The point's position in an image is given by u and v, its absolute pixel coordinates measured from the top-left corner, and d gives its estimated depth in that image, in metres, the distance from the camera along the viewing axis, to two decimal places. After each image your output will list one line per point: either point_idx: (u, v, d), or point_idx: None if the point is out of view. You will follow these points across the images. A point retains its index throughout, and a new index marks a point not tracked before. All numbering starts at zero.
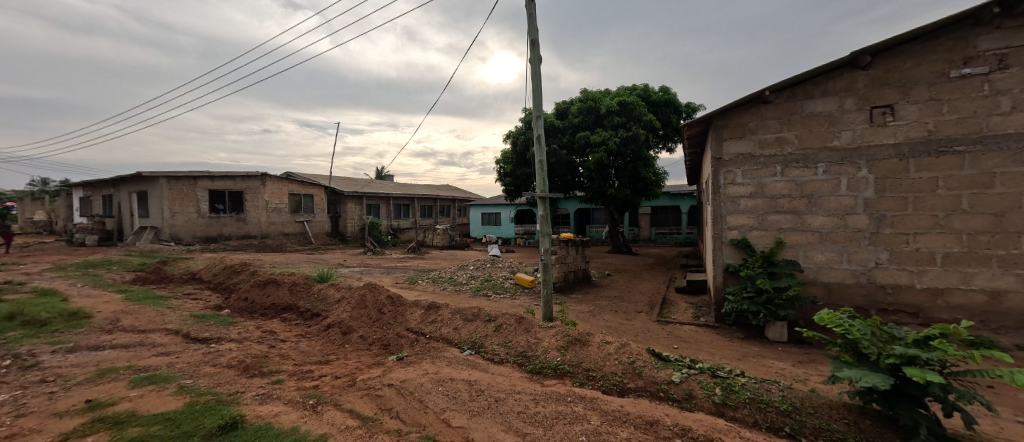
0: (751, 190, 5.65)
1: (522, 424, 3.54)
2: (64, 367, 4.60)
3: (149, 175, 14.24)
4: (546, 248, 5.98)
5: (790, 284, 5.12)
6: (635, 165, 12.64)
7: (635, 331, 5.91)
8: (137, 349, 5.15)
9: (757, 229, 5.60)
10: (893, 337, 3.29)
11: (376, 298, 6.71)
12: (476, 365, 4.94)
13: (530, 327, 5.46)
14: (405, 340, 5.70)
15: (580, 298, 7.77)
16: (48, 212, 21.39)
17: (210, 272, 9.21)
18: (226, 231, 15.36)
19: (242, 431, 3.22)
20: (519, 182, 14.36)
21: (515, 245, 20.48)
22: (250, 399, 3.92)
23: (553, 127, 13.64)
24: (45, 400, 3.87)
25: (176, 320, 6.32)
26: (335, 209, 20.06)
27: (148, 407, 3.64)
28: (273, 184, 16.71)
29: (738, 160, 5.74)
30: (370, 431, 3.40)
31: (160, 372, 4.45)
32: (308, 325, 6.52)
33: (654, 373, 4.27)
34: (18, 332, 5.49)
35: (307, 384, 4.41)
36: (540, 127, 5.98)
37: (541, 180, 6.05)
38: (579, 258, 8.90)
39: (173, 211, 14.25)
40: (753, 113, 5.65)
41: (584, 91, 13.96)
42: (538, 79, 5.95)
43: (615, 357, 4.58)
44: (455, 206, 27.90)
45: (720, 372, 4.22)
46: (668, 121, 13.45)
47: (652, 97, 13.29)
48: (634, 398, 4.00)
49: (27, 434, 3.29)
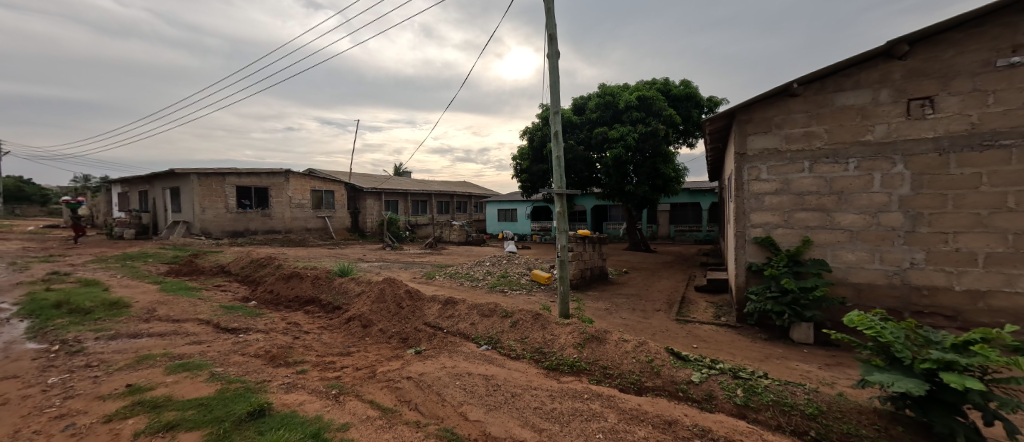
0: (776, 186, 5.47)
1: (539, 420, 3.56)
2: (107, 353, 4.90)
3: (181, 172, 14.87)
4: (563, 245, 5.94)
5: (816, 284, 4.94)
6: (654, 161, 12.41)
7: (654, 330, 5.83)
8: (171, 338, 5.43)
9: (783, 227, 5.42)
10: (929, 341, 3.14)
11: (395, 292, 6.85)
12: (493, 360, 4.98)
13: (547, 324, 5.47)
14: (423, 334, 5.81)
15: (597, 296, 7.71)
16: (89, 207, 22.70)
17: (238, 265, 9.59)
18: (252, 226, 15.94)
19: (268, 418, 3.36)
20: (536, 178, 14.31)
21: (532, 241, 20.46)
22: (276, 387, 4.09)
23: (570, 123, 13.51)
24: (90, 384, 4.13)
25: (208, 310, 6.63)
26: (356, 205, 20.52)
27: (182, 393, 3.85)
28: (296, 181, 17.22)
29: (763, 156, 5.56)
30: (389, 422, 3.49)
31: (193, 360, 4.69)
32: (330, 318, 6.71)
33: (673, 372, 4.21)
34: (65, 320, 5.88)
35: (329, 374, 4.56)
36: (557, 123, 5.95)
37: (558, 176, 6.02)
38: (596, 256, 8.83)
39: (202, 206, 14.78)
40: (779, 107, 5.46)
41: (602, 86, 13.75)
42: (555, 75, 5.91)
43: (633, 355, 4.53)
44: (473, 203, 28.08)
45: (742, 373, 4.13)
46: (688, 116, 13.13)
47: (672, 91, 13.02)
48: (652, 397, 3.96)
49: (74, 415, 3.54)
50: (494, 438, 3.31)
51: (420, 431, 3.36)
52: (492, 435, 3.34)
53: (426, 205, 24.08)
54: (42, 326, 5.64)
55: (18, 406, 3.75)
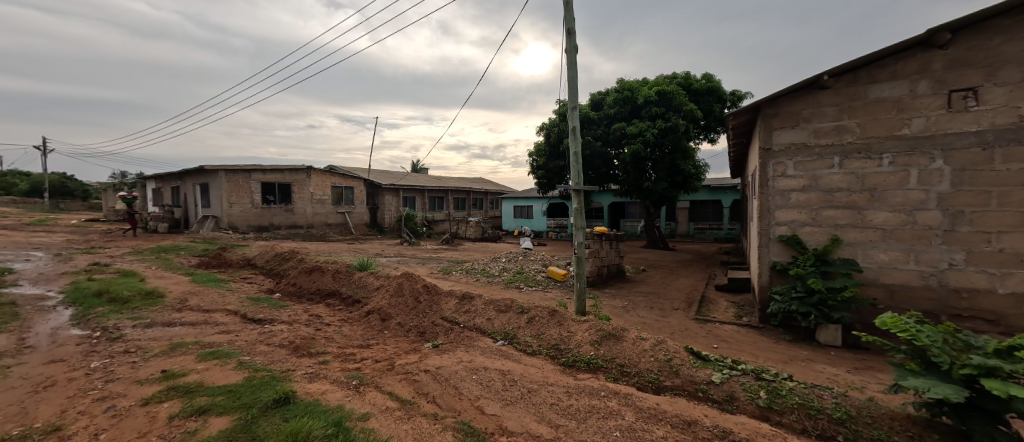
0: (803, 183, 5.27)
1: (555, 416, 3.57)
2: (144, 340, 5.18)
3: (210, 169, 15.48)
4: (579, 241, 5.90)
5: (846, 284, 4.74)
6: (674, 157, 12.13)
7: (673, 329, 5.73)
8: (202, 327, 5.68)
9: (810, 225, 5.22)
10: (969, 345, 2.98)
11: (412, 287, 6.96)
12: (509, 356, 5.01)
13: (563, 321, 5.46)
14: (440, 328, 5.89)
15: (613, 293, 7.63)
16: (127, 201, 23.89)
17: (263, 258, 9.93)
18: (276, 220, 16.49)
19: (293, 405, 3.49)
20: (553, 175, 14.22)
21: (549, 238, 20.39)
22: (300, 376, 4.24)
23: (588, 119, 13.34)
24: (128, 369, 4.38)
25: (236, 301, 6.91)
26: (374, 201, 20.90)
27: (213, 379, 4.04)
28: (317, 177, 17.65)
29: (790, 151, 5.36)
30: (408, 413, 3.57)
31: (223, 349, 4.90)
32: (350, 311, 6.88)
33: (692, 372, 4.15)
34: (106, 308, 6.24)
35: (350, 366, 4.69)
36: (574, 119, 5.88)
37: (575, 172, 5.97)
38: (613, 253, 8.73)
39: (230, 202, 15.45)
40: (808, 100, 5.25)
41: (620, 81, 13.52)
42: (573, 69, 5.85)
43: (651, 354, 4.48)
44: (489, 199, 28.16)
45: (765, 374, 4.02)
46: (710, 110, 12.80)
47: (693, 85, 12.67)
48: (670, 397, 3.91)
49: (115, 397, 3.77)
50: (510, 433, 3.33)
51: (438, 424, 3.42)
52: (509, 429, 3.38)
53: (442, 202, 24.30)
54: (85, 314, 6.01)
55: (65, 387, 4.01)
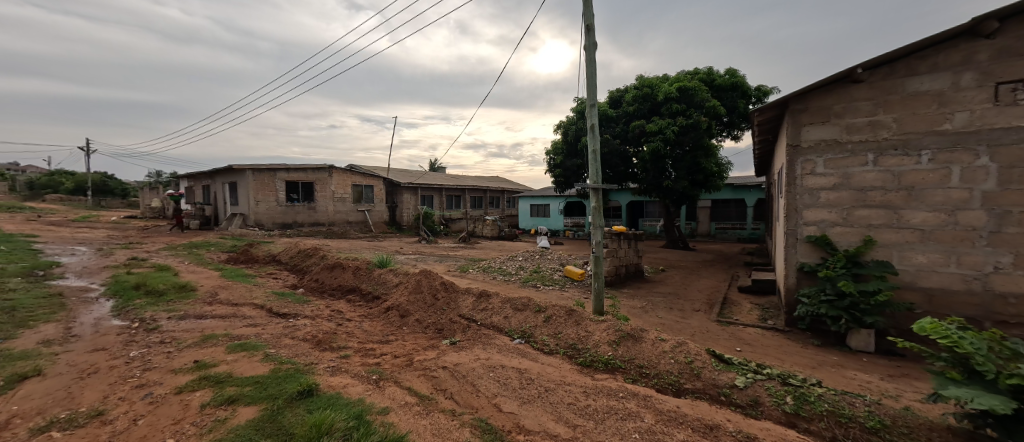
0: (834, 181, 5.05)
1: (573, 416, 3.55)
2: (178, 332, 5.44)
3: (238, 168, 16.09)
4: (597, 240, 5.84)
5: (880, 288, 4.52)
6: (695, 154, 11.85)
7: (694, 331, 5.61)
8: (232, 321, 5.91)
9: (841, 225, 5.00)
10: (1018, 354, 2.79)
11: (430, 284, 7.06)
12: (526, 354, 5.01)
13: (580, 320, 5.42)
14: (457, 326, 5.95)
15: (631, 294, 7.52)
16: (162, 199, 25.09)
17: (287, 255, 10.25)
18: (300, 218, 17.00)
19: (316, 398, 3.59)
20: (570, 173, 14.10)
21: (566, 237, 20.26)
22: (323, 370, 4.36)
23: (606, 117, 13.14)
24: (164, 358, 4.61)
25: (262, 296, 7.18)
26: (394, 199, 21.25)
27: (242, 371, 4.20)
28: (339, 175, 18.10)
29: (819, 148, 5.14)
30: (426, 408, 3.62)
31: (250, 341, 5.09)
32: (370, 307, 7.03)
33: (714, 375, 4.05)
34: (144, 300, 6.59)
35: (370, 360, 4.80)
36: (592, 116, 5.81)
37: (593, 171, 5.89)
38: (632, 253, 8.60)
39: (257, 200, 15.98)
40: (840, 95, 5.03)
41: (640, 78, 13.26)
42: (592, 66, 5.79)
43: (671, 356, 4.40)
44: (506, 198, 28.24)
45: (792, 380, 3.89)
46: (734, 107, 12.43)
47: (716, 80, 12.34)
48: (692, 400, 3.82)
49: (152, 385, 3.97)
50: (528, 431, 3.33)
51: (455, 420, 3.46)
52: (527, 428, 3.38)
53: (460, 200, 24.50)
54: (126, 306, 6.37)
55: (106, 375, 4.25)
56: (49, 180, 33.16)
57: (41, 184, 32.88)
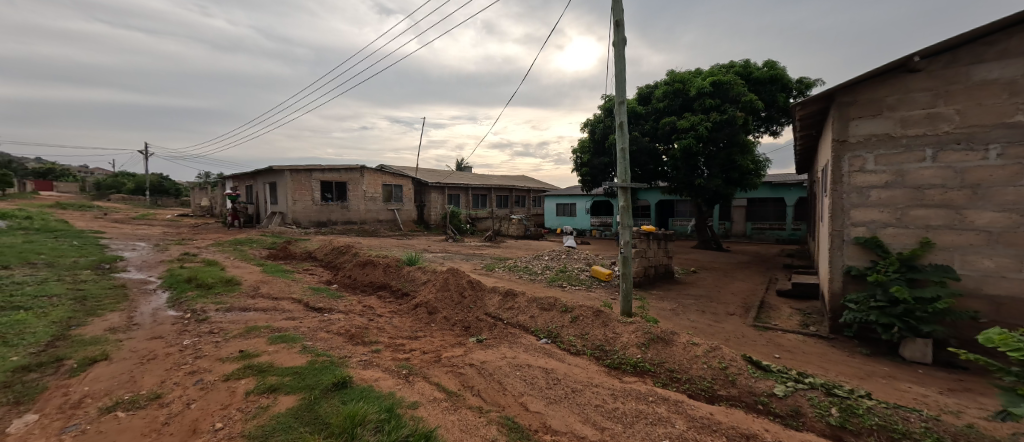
0: (886, 178, 4.68)
1: (601, 418, 3.50)
2: (225, 323, 5.81)
3: (277, 169, 16.99)
4: (626, 240, 5.71)
5: (939, 294, 4.17)
6: (730, 151, 11.37)
7: (728, 336, 5.38)
8: (272, 314, 6.25)
9: (894, 226, 4.63)
10: None
11: (458, 282, 7.16)
12: (553, 354, 4.98)
13: (608, 321, 5.34)
14: (484, 324, 6.01)
15: (661, 295, 7.31)
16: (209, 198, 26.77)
17: (322, 252, 10.70)
18: (334, 217, 17.71)
19: (350, 390, 3.73)
20: (598, 172, 13.87)
21: (593, 237, 19.99)
22: (356, 363, 4.53)
23: (635, 114, 12.81)
24: (213, 347, 4.94)
25: (299, 291, 7.54)
26: (421, 198, 21.69)
27: (281, 361, 4.43)
28: (370, 175, 18.68)
29: (870, 143, 4.78)
30: (454, 404, 3.68)
31: (289, 334, 5.35)
32: (400, 303, 7.22)
33: (750, 383, 3.88)
34: (194, 293, 7.09)
35: (400, 355, 4.93)
36: (622, 114, 5.68)
37: (621, 169, 5.76)
38: (661, 253, 8.36)
39: (294, 199, 16.82)
40: (894, 85, 4.66)
41: (671, 73, 12.84)
42: (621, 63, 5.67)
43: (704, 361, 4.25)
44: (531, 197, 28.20)
45: (838, 390, 3.66)
46: (773, 101, 11.83)
47: (753, 73, 11.79)
48: (726, 407, 3.67)
49: (203, 372, 4.27)
50: (555, 432, 3.32)
51: (483, 417, 3.50)
52: (554, 428, 3.36)
53: (487, 199, 24.68)
54: (179, 297, 6.87)
55: (163, 361, 4.60)
56: (114, 181, 36.23)
57: (107, 184, 35.97)
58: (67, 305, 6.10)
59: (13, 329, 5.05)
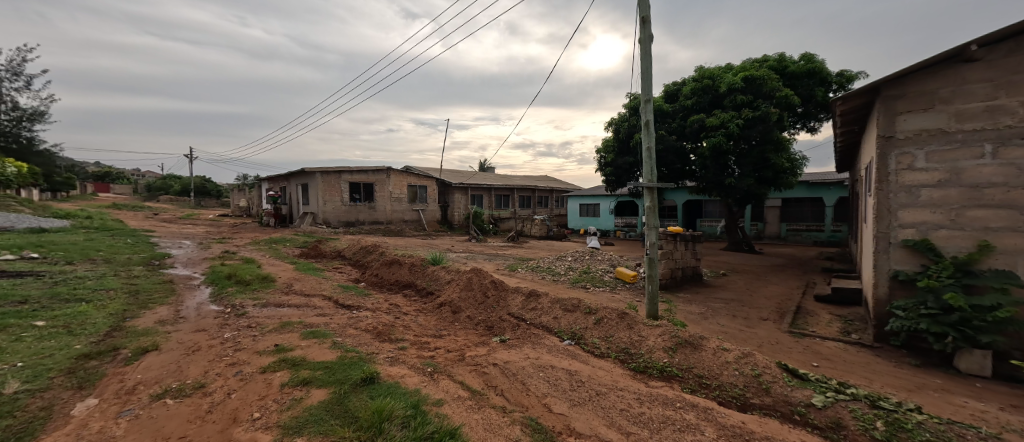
0: (939, 177, 4.35)
1: (626, 423, 3.43)
2: (262, 318, 6.10)
3: (308, 171, 17.70)
4: (652, 242, 5.56)
5: (1000, 302, 3.84)
6: (763, 149, 10.92)
7: (761, 342, 5.15)
8: (304, 310, 6.51)
9: (947, 228, 4.30)
10: None
11: (480, 282, 7.21)
12: (576, 356, 4.93)
13: (633, 324, 5.24)
14: (507, 324, 6.03)
15: (689, 298, 7.09)
16: (247, 198, 28.15)
17: (351, 251, 11.03)
18: (362, 217, 18.24)
19: (377, 385, 3.83)
20: (622, 172, 13.62)
21: (616, 238, 19.66)
22: (383, 359, 4.65)
23: (662, 112, 12.49)
24: (251, 341, 5.19)
25: (330, 288, 7.83)
26: (445, 199, 21.99)
27: (313, 356, 4.61)
28: (396, 176, 19.12)
29: (920, 138, 4.46)
30: (478, 403, 3.71)
31: (320, 330, 5.55)
32: (424, 302, 7.34)
33: (786, 392, 3.72)
34: (234, 288, 7.50)
35: (425, 353, 5.02)
36: (647, 112, 5.55)
37: (647, 169, 5.62)
38: (689, 255, 8.11)
39: (325, 200, 17.45)
40: (947, 77, 4.34)
41: (700, 69, 12.45)
42: (647, 60, 5.54)
43: (735, 367, 4.10)
44: (554, 197, 28.05)
45: (884, 403, 3.45)
46: (811, 95, 11.25)
47: (789, 67, 11.28)
48: (760, 416, 3.50)
49: (242, 364, 4.50)
50: (579, 434, 3.29)
51: (507, 416, 3.51)
52: (577, 431, 3.33)
53: (510, 200, 24.74)
54: (221, 293, 7.27)
55: (207, 352, 4.88)
56: (163, 183, 38.74)
57: (157, 186, 38.58)
58: (122, 298, 6.59)
59: (77, 319, 5.49)
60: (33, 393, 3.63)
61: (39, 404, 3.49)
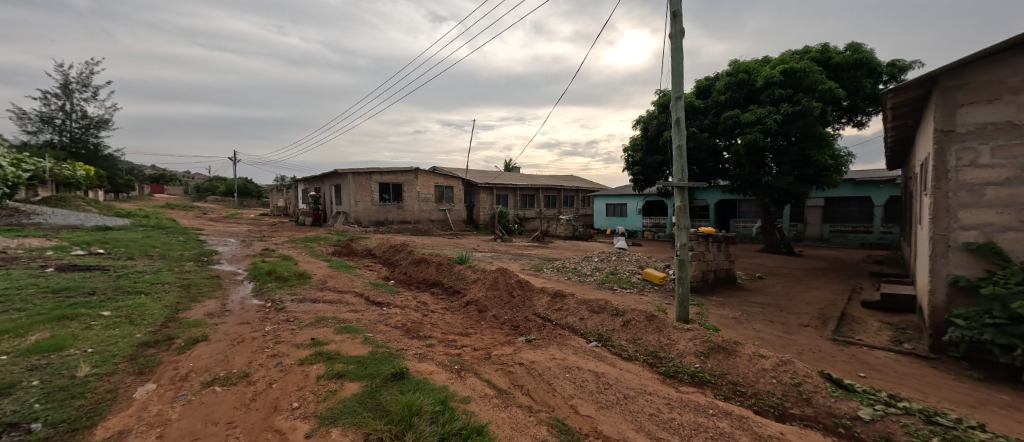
0: (1007, 174, 3.96)
1: (655, 428, 3.34)
2: (299, 312, 6.39)
3: (341, 172, 18.39)
4: (682, 243, 5.38)
5: None
6: (804, 146, 10.34)
7: (801, 349, 4.87)
8: (337, 306, 6.77)
9: (1017, 230, 3.92)
10: None
11: (506, 281, 7.24)
12: (603, 358, 4.85)
13: (662, 327, 5.10)
14: (533, 324, 6.02)
15: (723, 302, 6.81)
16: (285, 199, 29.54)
17: (381, 250, 11.35)
18: (391, 216, 18.75)
19: (407, 381, 3.93)
20: (651, 170, 13.27)
21: (644, 238, 19.20)
22: (412, 356, 4.77)
23: (694, 108, 12.03)
24: (289, 334, 5.46)
25: (362, 285, 8.10)
26: (471, 199, 22.21)
27: (347, 350, 4.79)
28: (424, 177, 19.51)
29: (985, 132, 4.08)
30: (504, 402, 3.73)
31: (353, 325, 5.75)
32: (451, 300, 7.46)
33: (829, 403, 3.52)
34: (274, 284, 7.91)
35: (452, 351, 5.09)
36: (678, 109, 5.37)
37: (677, 168, 5.45)
38: (722, 257, 7.79)
39: (356, 200, 18.07)
40: (1017, 65, 3.96)
41: (735, 63, 11.90)
42: (678, 55, 5.37)
43: (773, 375, 3.91)
44: (581, 196, 27.74)
45: (941, 419, 3.19)
46: (858, 88, 10.53)
47: (833, 59, 10.62)
48: (800, 427, 3.32)
49: (282, 356, 4.75)
50: (606, 437, 3.24)
51: (533, 416, 3.50)
52: (605, 434, 3.27)
53: (537, 199, 24.68)
54: (262, 288, 7.69)
55: (250, 344, 5.17)
56: (211, 184, 41.37)
57: (205, 187, 41.19)
58: (176, 291, 7.10)
59: (137, 310, 5.96)
60: (102, 377, 3.97)
61: (106, 387, 3.81)
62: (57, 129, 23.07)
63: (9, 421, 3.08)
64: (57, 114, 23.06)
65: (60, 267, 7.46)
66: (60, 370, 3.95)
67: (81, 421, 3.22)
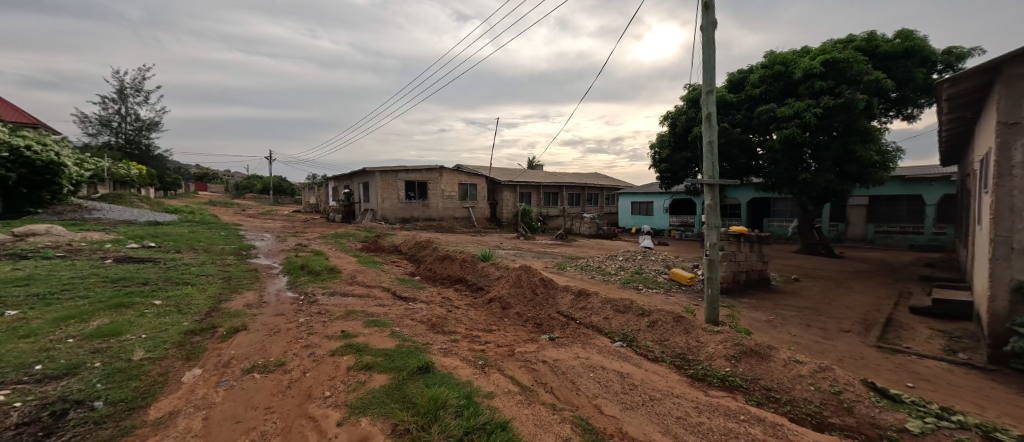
0: None
1: (683, 431, 3.25)
2: (330, 305, 6.63)
3: (369, 170, 18.93)
4: (712, 242, 5.20)
5: None
6: (847, 141, 9.76)
7: (841, 356, 4.60)
8: (366, 300, 6.97)
9: None
10: None
11: (530, 279, 7.23)
12: (628, 358, 4.75)
13: (690, 329, 4.95)
14: (556, 322, 5.98)
15: (756, 304, 6.53)
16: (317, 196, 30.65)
17: (407, 246, 11.58)
18: (417, 213, 19.12)
19: (432, 374, 3.99)
20: (678, 168, 12.86)
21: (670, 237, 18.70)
22: (437, 350, 4.85)
23: (726, 103, 11.57)
24: (321, 326, 5.67)
25: (389, 280, 8.31)
26: (494, 197, 22.28)
27: (375, 343, 4.92)
28: (448, 175, 19.75)
29: None
30: (528, 399, 3.73)
31: (380, 319, 5.90)
32: (474, 296, 7.53)
33: (873, 413, 3.32)
34: (306, 278, 8.24)
35: (476, 346, 5.14)
36: (708, 104, 5.15)
37: (708, 165, 5.24)
38: (755, 257, 7.46)
39: (383, 197, 18.59)
40: None
41: (771, 54, 11.34)
42: (709, 49, 5.16)
43: (811, 382, 3.72)
44: (606, 194, 27.32)
45: (1001, 434, 2.94)
46: (909, 78, 9.81)
47: (880, 48, 9.95)
48: (840, 438, 3.14)
49: (314, 346, 4.94)
50: (631, 438, 3.18)
51: (556, 414, 3.49)
52: (630, 435, 3.21)
53: (560, 197, 24.53)
54: (296, 281, 8.03)
55: (285, 334, 5.42)
56: (250, 182, 43.47)
57: (244, 185, 43.31)
58: (218, 283, 7.52)
59: (184, 299, 6.36)
60: (154, 361, 4.27)
61: (158, 370, 4.09)
62: (113, 132, 24.88)
63: (76, 398, 3.36)
64: (114, 118, 24.88)
65: (118, 259, 8.07)
66: (119, 353, 4.27)
67: (137, 401, 3.47)
